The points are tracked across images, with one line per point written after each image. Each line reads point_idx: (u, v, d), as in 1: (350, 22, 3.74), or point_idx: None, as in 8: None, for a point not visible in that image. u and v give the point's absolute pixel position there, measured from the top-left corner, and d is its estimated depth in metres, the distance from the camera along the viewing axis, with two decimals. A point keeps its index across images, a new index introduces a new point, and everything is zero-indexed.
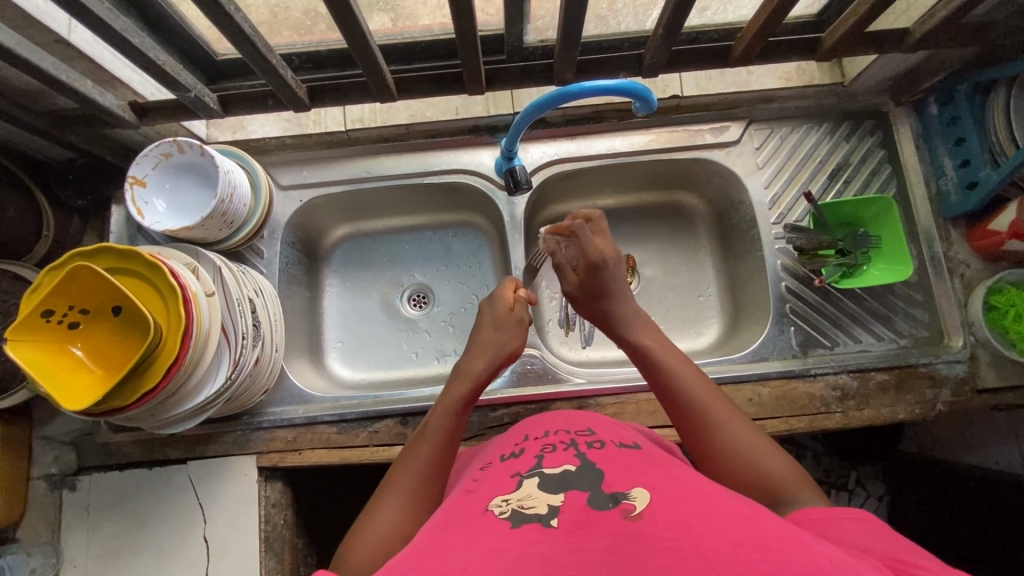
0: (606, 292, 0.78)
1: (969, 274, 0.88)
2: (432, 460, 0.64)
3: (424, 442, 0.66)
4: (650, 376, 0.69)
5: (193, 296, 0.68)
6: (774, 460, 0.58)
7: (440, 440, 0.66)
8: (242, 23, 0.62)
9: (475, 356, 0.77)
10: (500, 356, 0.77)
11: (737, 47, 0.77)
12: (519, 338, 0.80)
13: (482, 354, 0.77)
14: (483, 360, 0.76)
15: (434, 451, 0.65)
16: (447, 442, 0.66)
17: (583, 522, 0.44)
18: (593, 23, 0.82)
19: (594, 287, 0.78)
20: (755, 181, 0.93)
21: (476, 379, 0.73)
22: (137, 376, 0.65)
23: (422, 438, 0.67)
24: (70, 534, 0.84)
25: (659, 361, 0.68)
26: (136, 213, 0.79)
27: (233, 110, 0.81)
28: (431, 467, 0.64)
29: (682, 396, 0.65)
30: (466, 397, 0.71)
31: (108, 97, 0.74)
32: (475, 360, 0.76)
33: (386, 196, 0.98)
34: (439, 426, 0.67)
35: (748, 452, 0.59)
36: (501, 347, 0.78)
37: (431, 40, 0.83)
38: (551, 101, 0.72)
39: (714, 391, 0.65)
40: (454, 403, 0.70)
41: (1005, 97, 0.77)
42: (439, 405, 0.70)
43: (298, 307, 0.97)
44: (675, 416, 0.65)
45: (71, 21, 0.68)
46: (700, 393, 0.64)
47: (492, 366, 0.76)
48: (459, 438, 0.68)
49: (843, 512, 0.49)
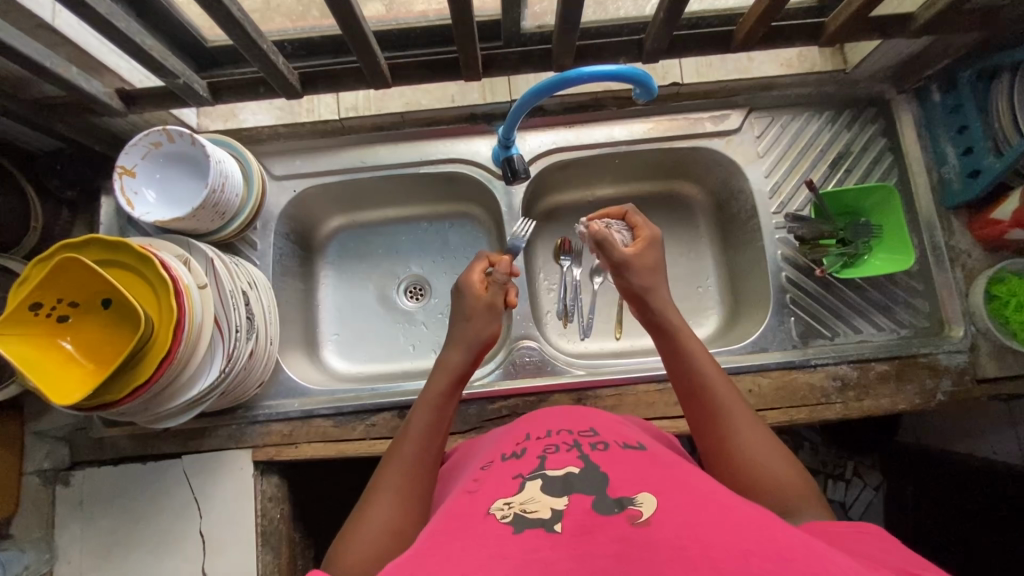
0: (658, 266, 0.76)
1: (971, 264, 0.87)
2: (420, 456, 0.64)
3: (408, 440, 0.65)
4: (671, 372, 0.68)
5: (186, 289, 0.67)
6: (781, 466, 0.58)
7: (424, 435, 0.66)
8: (231, 6, 0.60)
9: (450, 349, 0.75)
10: (473, 346, 0.74)
11: (739, 33, 0.76)
12: (493, 323, 0.77)
13: (455, 345, 0.75)
14: (457, 352, 0.74)
15: (421, 449, 0.65)
16: (431, 436, 0.66)
17: (589, 528, 0.43)
18: (592, 8, 0.80)
19: (650, 258, 0.76)
20: (756, 170, 0.91)
21: (454, 371, 0.72)
22: (128, 370, 0.63)
23: (406, 434, 0.66)
24: (64, 529, 0.84)
25: (684, 352, 0.68)
26: (125, 204, 0.77)
27: (223, 98, 0.79)
28: (420, 463, 0.63)
29: (701, 390, 0.64)
30: (446, 391, 0.70)
31: (95, 84, 0.72)
32: (449, 352, 0.74)
33: (381, 186, 0.97)
34: (422, 421, 0.67)
35: (755, 455, 0.59)
36: (475, 335, 0.75)
37: (426, 26, 0.81)
38: (550, 88, 0.70)
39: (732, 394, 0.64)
40: (437, 398, 0.69)
41: (1009, 82, 0.76)
42: (422, 401, 0.69)
43: (292, 299, 0.96)
44: (690, 410, 0.65)
45: (56, 6, 0.66)
46: (718, 388, 0.64)
47: (469, 359, 0.74)
48: (443, 432, 0.68)
49: (858, 527, 0.48)
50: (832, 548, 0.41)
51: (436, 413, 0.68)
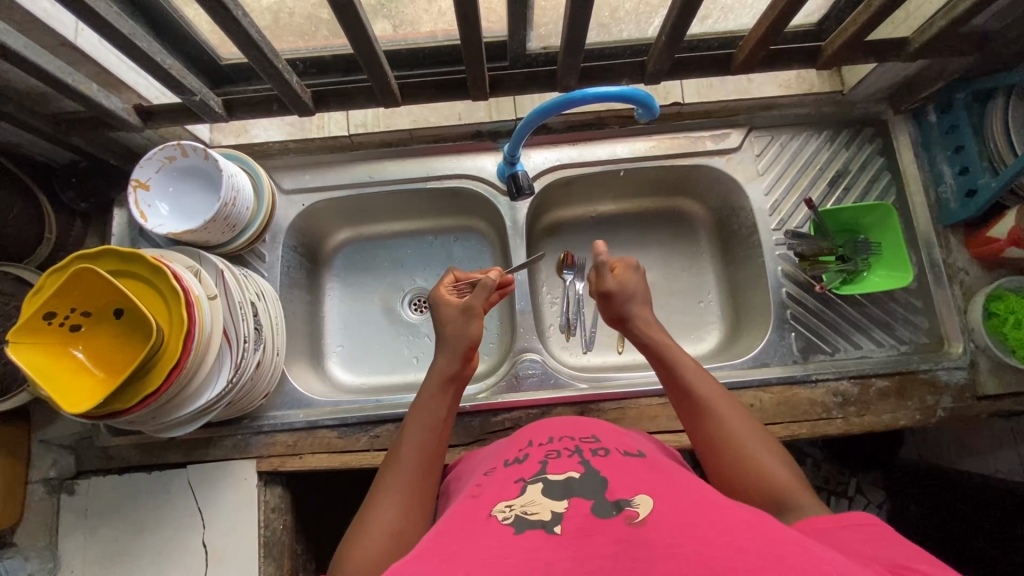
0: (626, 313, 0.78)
1: (968, 281, 0.88)
2: (419, 460, 0.66)
3: (406, 449, 0.67)
4: (665, 375, 0.71)
5: (196, 300, 0.68)
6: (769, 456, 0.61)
7: (419, 442, 0.67)
8: (250, 28, 0.63)
9: (437, 356, 0.76)
10: (460, 350, 0.75)
11: (738, 56, 0.78)
12: (473, 325, 0.77)
13: (441, 353, 0.76)
14: (444, 357, 0.75)
15: (420, 452, 0.66)
16: (428, 442, 0.68)
17: (587, 529, 0.44)
18: (597, 31, 0.82)
19: (614, 311, 0.78)
20: (756, 188, 0.93)
21: (443, 373, 0.73)
22: (138, 380, 0.64)
23: (402, 443, 0.68)
24: (69, 538, 0.84)
25: (678, 365, 0.71)
26: (139, 216, 0.79)
27: (237, 114, 0.81)
28: (420, 466, 0.65)
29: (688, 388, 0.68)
30: (438, 395, 0.72)
31: (114, 101, 0.74)
32: (438, 358, 0.75)
33: (388, 201, 0.99)
34: (420, 426, 0.69)
35: (748, 450, 0.62)
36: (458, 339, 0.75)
37: (434, 46, 0.84)
38: (554, 108, 0.72)
39: (726, 397, 0.67)
40: (430, 404, 0.71)
41: (1004, 105, 0.78)
42: (416, 407, 0.71)
43: (299, 312, 0.97)
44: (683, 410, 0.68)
45: (79, 25, 0.68)
46: (708, 391, 0.68)
47: (457, 358, 0.75)
48: (439, 437, 0.69)
49: (857, 518, 0.49)
50: (828, 548, 0.42)
51: (433, 418, 0.70)
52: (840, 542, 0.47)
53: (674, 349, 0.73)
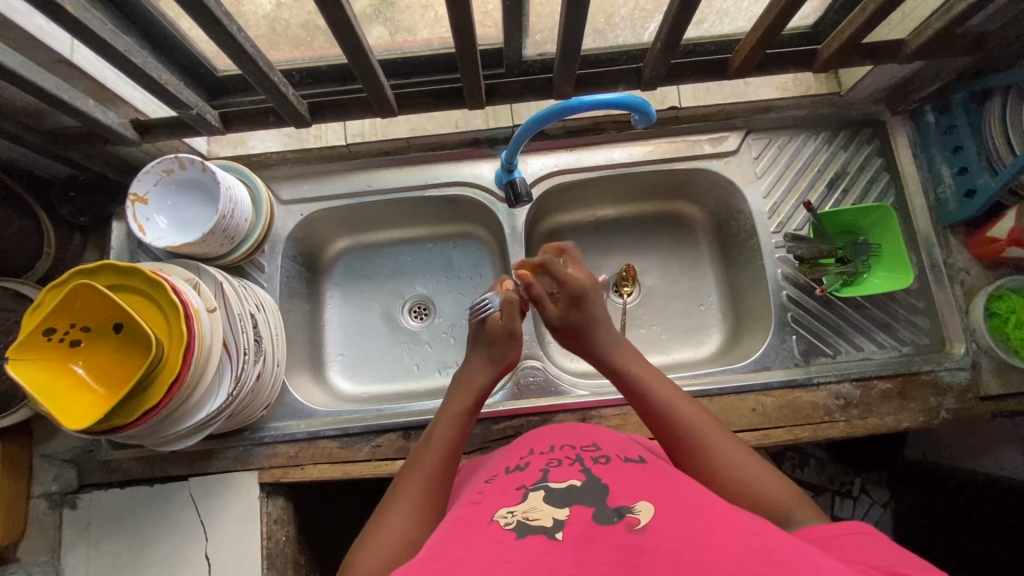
0: (584, 323, 0.78)
1: (970, 281, 0.88)
2: (437, 471, 0.65)
3: (427, 457, 0.66)
4: (637, 397, 0.70)
5: (195, 313, 0.68)
6: (757, 471, 0.60)
7: (444, 452, 0.67)
8: (245, 42, 0.62)
9: (475, 369, 0.78)
10: (497, 368, 0.78)
11: (735, 61, 0.78)
12: (515, 348, 0.80)
13: (484, 366, 0.78)
14: (483, 373, 0.77)
15: (441, 460, 0.66)
16: (452, 451, 0.67)
17: (589, 536, 0.44)
18: (592, 36, 0.83)
19: (577, 317, 0.78)
20: (755, 191, 0.93)
21: (480, 390, 0.75)
22: (140, 394, 0.64)
23: (425, 450, 0.68)
24: (70, 552, 0.84)
25: (648, 389, 0.69)
26: (137, 229, 0.79)
27: (235, 127, 0.81)
28: (437, 476, 0.64)
29: (663, 410, 0.67)
30: (468, 410, 0.73)
31: (110, 116, 0.74)
32: (477, 373, 0.77)
33: (387, 209, 0.99)
34: (445, 435, 0.69)
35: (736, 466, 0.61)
36: (499, 358, 0.78)
37: (430, 54, 0.84)
38: (551, 116, 0.72)
39: (700, 411, 0.67)
40: (459, 416, 0.71)
41: (1000, 105, 0.78)
42: (441, 419, 0.71)
43: (298, 321, 0.97)
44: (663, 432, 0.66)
45: (74, 42, 0.69)
46: (682, 410, 0.66)
47: (493, 376, 0.78)
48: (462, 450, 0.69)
49: (851, 527, 0.50)
50: (827, 555, 0.42)
51: (457, 431, 0.69)
52: (834, 546, 0.47)
53: (641, 367, 0.72)
